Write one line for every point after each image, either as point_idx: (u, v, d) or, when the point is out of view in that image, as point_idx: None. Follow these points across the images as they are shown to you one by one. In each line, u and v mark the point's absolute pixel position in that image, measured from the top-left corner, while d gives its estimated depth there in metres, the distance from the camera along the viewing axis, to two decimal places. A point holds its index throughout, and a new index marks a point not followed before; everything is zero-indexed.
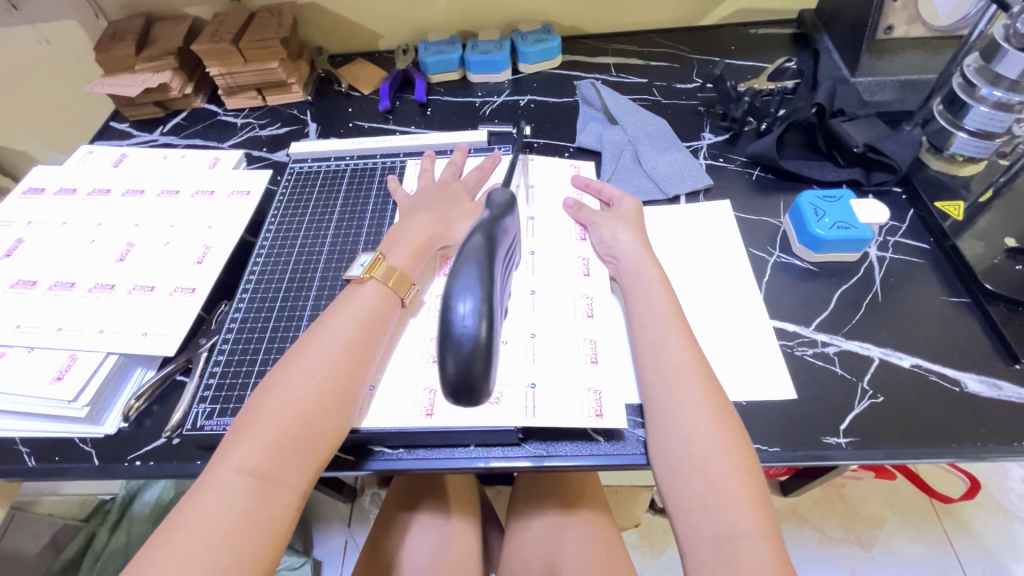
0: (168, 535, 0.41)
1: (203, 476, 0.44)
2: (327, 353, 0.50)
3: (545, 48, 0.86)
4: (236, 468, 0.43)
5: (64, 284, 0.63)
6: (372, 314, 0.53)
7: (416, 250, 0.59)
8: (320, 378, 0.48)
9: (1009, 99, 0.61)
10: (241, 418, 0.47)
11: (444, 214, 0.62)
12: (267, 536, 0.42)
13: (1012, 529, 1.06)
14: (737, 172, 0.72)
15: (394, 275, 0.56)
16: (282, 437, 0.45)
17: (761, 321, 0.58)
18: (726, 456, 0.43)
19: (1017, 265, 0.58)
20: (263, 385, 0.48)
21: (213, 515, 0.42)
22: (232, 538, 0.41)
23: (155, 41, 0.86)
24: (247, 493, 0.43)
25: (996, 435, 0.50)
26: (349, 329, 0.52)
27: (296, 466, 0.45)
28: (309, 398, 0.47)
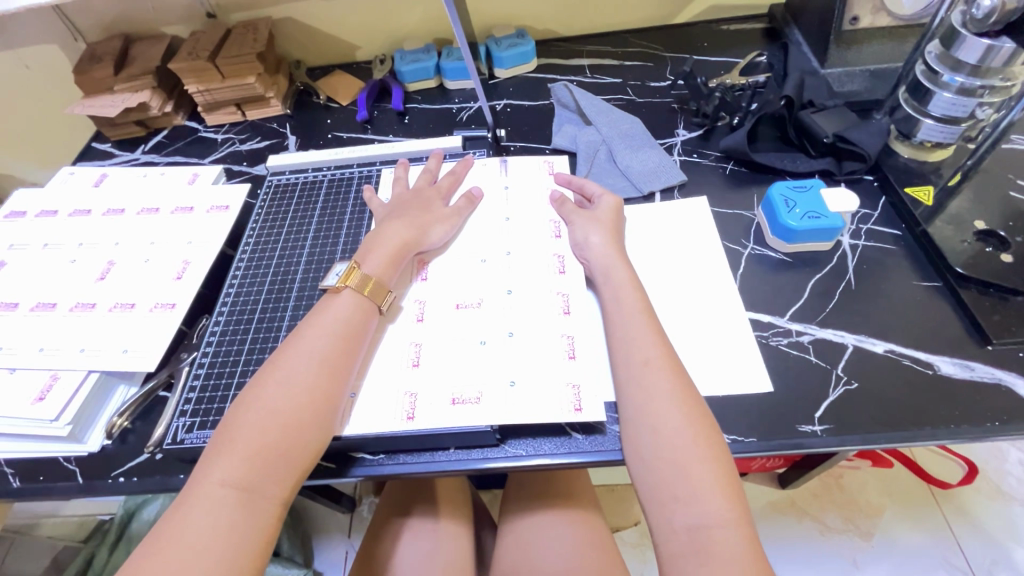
0: (154, 547, 0.41)
1: (186, 488, 0.44)
2: (307, 360, 0.50)
3: (520, 52, 0.86)
4: (220, 480, 0.44)
5: (46, 304, 0.64)
6: (351, 321, 0.54)
7: (392, 255, 0.59)
8: (300, 387, 0.48)
9: (971, 83, 0.62)
10: (222, 429, 0.47)
11: (419, 219, 0.63)
12: (252, 543, 0.42)
13: (1012, 512, 1.05)
14: (712, 167, 0.73)
15: (370, 283, 0.56)
16: (265, 447, 0.45)
17: (736, 313, 0.59)
18: (695, 448, 0.45)
19: (986, 247, 0.59)
20: (244, 393, 0.49)
21: (199, 528, 0.42)
22: (219, 549, 0.41)
23: (134, 61, 0.87)
24: (232, 502, 0.43)
25: (971, 416, 0.50)
26: (329, 337, 0.52)
27: (278, 473, 0.45)
28: (289, 404, 0.47)
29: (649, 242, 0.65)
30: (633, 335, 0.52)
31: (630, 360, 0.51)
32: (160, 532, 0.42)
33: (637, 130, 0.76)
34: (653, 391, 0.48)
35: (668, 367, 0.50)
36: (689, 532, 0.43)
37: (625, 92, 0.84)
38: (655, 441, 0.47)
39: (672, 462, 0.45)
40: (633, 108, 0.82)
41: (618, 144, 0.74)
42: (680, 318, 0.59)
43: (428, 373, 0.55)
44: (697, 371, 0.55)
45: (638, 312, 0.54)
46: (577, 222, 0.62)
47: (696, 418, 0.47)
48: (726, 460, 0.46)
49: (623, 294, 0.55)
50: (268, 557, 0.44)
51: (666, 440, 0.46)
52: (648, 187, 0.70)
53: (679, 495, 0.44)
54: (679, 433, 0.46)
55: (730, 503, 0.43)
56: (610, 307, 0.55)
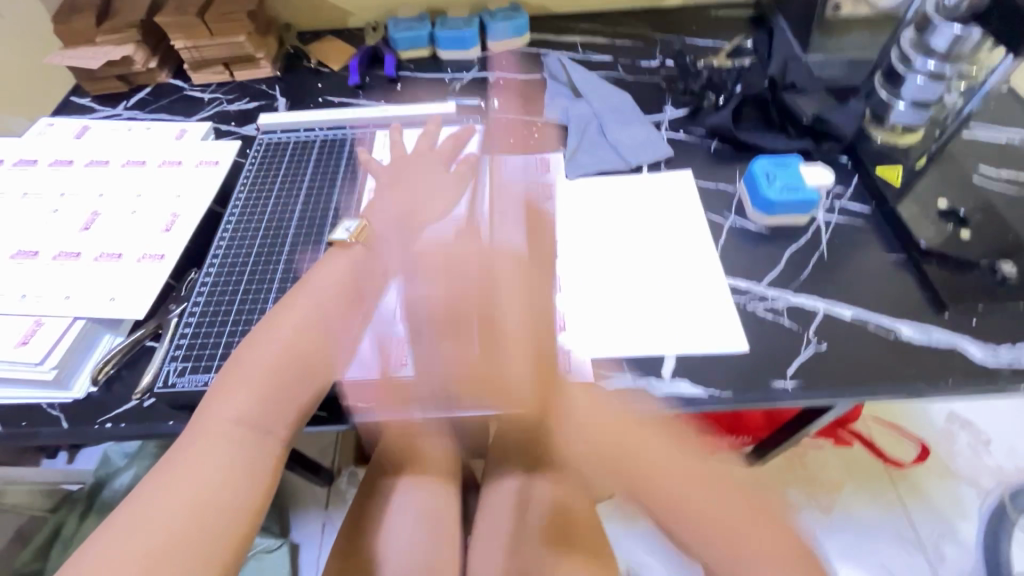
0: (159, 481, 0.41)
1: (192, 428, 0.45)
2: (309, 309, 0.53)
3: (514, 25, 0.87)
4: (230, 417, 0.45)
5: (28, 252, 0.63)
6: (353, 277, 0.58)
7: (394, 219, 0.63)
8: (306, 332, 0.51)
9: (941, 69, 0.66)
10: (226, 371, 0.48)
11: (418, 186, 0.66)
12: (262, 477, 0.44)
13: (958, 489, 1.13)
14: (697, 144, 0.76)
15: (376, 243, 0.61)
16: (273, 387, 0.47)
17: (717, 279, 0.62)
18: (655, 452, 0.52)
19: (948, 224, 0.64)
20: (247, 340, 0.50)
21: (211, 461, 0.43)
22: (227, 483, 0.42)
23: (117, 13, 0.85)
24: (241, 439, 0.44)
25: (928, 376, 0.54)
26: (333, 290, 0.56)
27: (284, 412, 0.47)
28: (293, 349, 0.50)
29: (634, 214, 0.68)
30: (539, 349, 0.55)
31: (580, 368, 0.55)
32: (165, 470, 0.42)
33: (628, 106, 0.78)
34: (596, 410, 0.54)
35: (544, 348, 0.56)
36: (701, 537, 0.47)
37: (616, 69, 0.86)
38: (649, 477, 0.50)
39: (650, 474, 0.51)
40: (623, 85, 0.84)
41: (609, 118, 0.76)
42: (662, 283, 0.61)
43: (422, 321, 0.57)
44: (677, 333, 0.58)
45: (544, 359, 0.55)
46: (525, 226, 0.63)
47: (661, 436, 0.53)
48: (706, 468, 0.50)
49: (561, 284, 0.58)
50: (271, 495, 0.45)
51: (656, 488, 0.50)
52: (637, 160, 0.73)
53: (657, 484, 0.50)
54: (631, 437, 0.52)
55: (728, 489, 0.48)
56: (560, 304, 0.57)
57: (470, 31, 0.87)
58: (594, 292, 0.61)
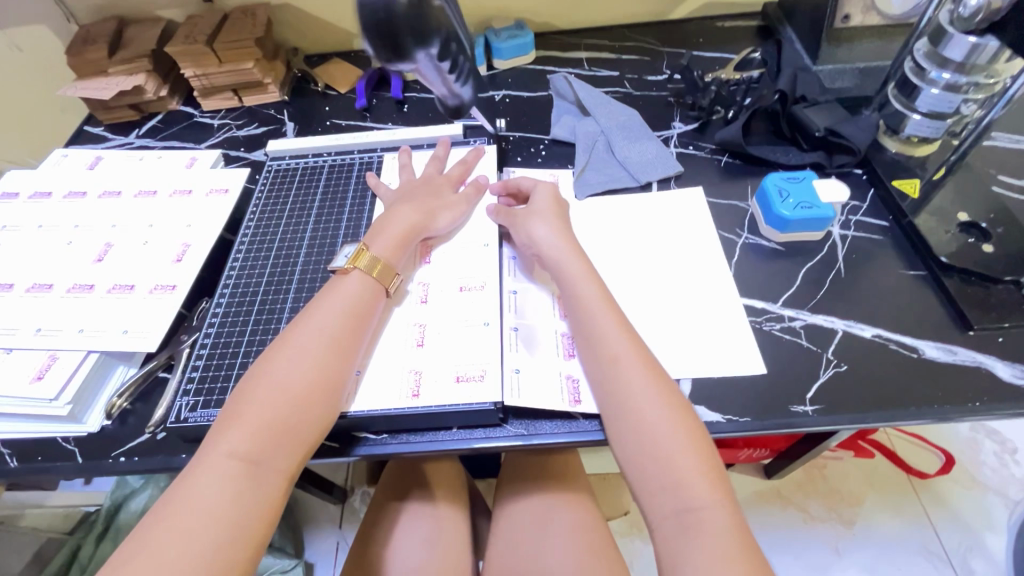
0: (161, 515, 0.42)
1: (191, 463, 0.45)
2: (312, 340, 0.51)
3: (519, 44, 0.87)
4: (227, 454, 0.44)
5: (42, 285, 0.63)
6: (359, 302, 0.54)
7: (399, 239, 0.60)
8: (307, 366, 0.49)
9: (957, 80, 0.65)
10: (228, 405, 0.48)
11: (427, 204, 0.64)
12: (257, 516, 0.43)
13: (986, 501, 1.09)
14: (707, 159, 0.75)
15: (378, 265, 0.57)
16: (272, 423, 0.46)
17: (730, 299, 0.61)
18: (678, 437, 0.47)
19: (969, 238, 0.62)
20: (249, 372, 0.49)
21: (205, 499, 0.42)
22: (224, 519, 0.42)
23: (128, 44, 0.86)
24: (238, 475, 0.43)
25: (953, 397, 0.52)
26: (333, 320, 0.52)
27: (282, 448, 0.46)
28: (294, 383, 0.48)
29: (644, 234, 0.67)
30: (604, 330, 0.52)
31: (601, 354, 0.51)
32: (165, 504, 0.42)
33: (636, 122, 0.78)
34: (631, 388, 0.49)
35: (638, 357, 0.51)
36: (676, 516, 0.44)
37: (623, 85, 0.86)
38: (641, 464, 0.47)
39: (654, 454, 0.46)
40: (630, 100, 0.83)
41: (616, 135, 0.76)
42: (676, 305, 0.60)
43: (434, 351, 0.56)
44: (693, 356, 0.56)
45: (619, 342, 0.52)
46: (520, 221, 0.63)
47: (678, 413, 0.48)
48: (707, 443, 0.47)
49: (582, 286, 0.56)
50: (271, 530, 0.44)
51: (654, 446, 0.47)
52: (646, 178, 0.72)
53: (665, 482, 0.45)
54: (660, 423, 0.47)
55: (715, 485, 0.45)
56: (570, 302, 0.55)
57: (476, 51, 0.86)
58: None
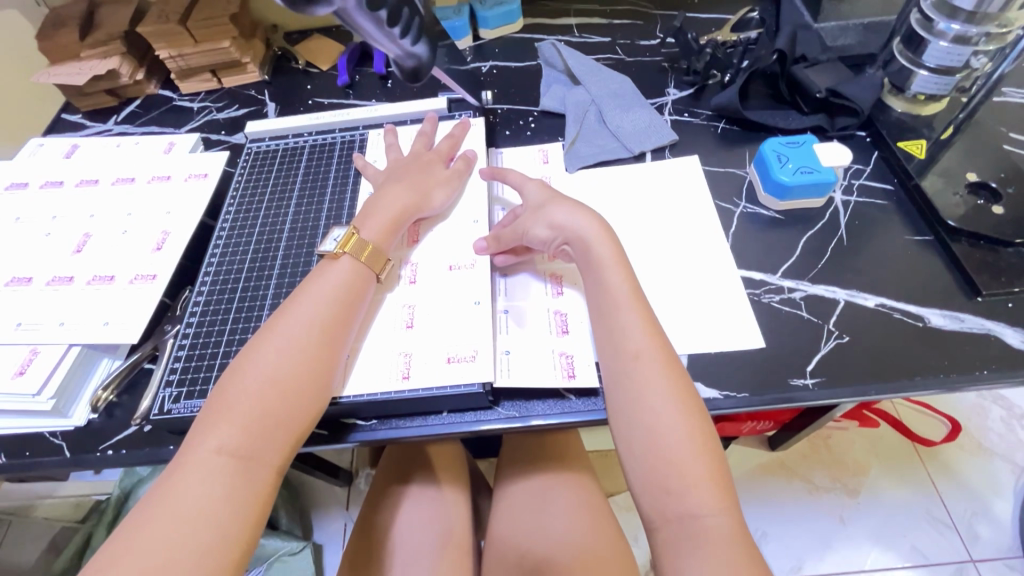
0: (144, 511, 0.41)
1: (178, 457, 0.43)
2: (301, 332, 0.49)
3: (505, 11, 0.83)
4: (214, 449, 0.43)
5: (21, 279, 0.62)
6: (348, 289, 0.52)
7: (390, 222, 0.58)
8: (297, 358, 0.47)
9: (966, 31, 0.61)
10: (212, 398, 0.46)
11: (419, 183, 0.61)
12: (247, 512, 0.42)
13: (993, 466, 1.08)
14: (703, 126, 0.71)
15: (367, 249, 0.55)
16: (261, 416, 0.45)
17: (728, 271, 0.58)
18: (689, 438, 0.45)
19: (978, 199, 0.59)
20: (235, 363, 0.48)
21: (193, 496, 0.41)
22: (210, 515, 0.41)
23: (100, 26, 0.83)
24: (224, 473, 0.42)
25: (960, 366, 0.51)
26: (323, 308, 0.50)
27: (270, 443, 0.45)
28: (282, 375, 0.46)
29: (636, 208, 0.64)
30: (623, 324, 0.49)
31: (622, 350, 0.48)
32: (152, 499, 0.41)
33: (628, 90, 0.74)
34: (646, 383, 0.47)
35: (659, 356, 0.48)
36: (681, 520, 0.43)
37: (615, 51, 0.82)
38: (649, 464, 0.45)
39: (665, 455, 0.44)
40: (623, 67, 0.80)
41: (608, 103, 0.72)
42: (671, 278, 0.58)
43: (422, 332, 0.54)
44: (689, 331, 0.55)
45: (641, 337, 0.49)
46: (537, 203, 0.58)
47: (692, 412, 0.46)
48: (717, 445, 0.45)
49: (609, 274, 0.52)
50: (261, 527, 0.43)
51: (665, 447, 0.45)
52: (639, 147, 0.69)
53: (672, 486, 0.44)
54: (672, 423, 0.45)
55: (722, 492, 0.43)
56: (593, 295, 0.52)
57: (461, 20, 0.82)
58: None
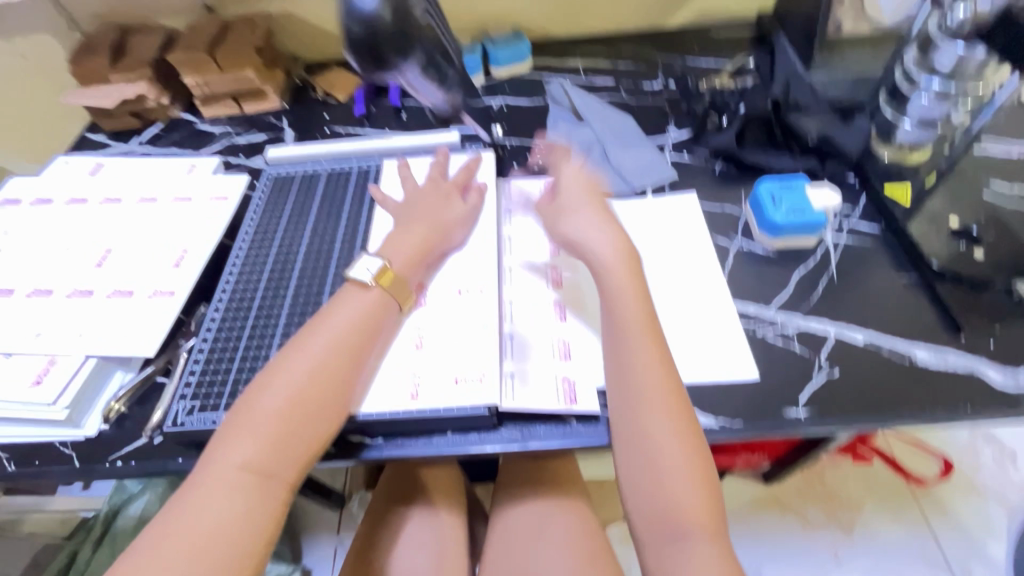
0: (168, 526, 0.42)
1: (201, 470, 0.45)
2: (325, 355, 0.51)
3: (516, 52, 0.88)
4: (237, 465, 0.44)
5: (42, 291, 0.64)
6: (370, 315, 0.55)
7: (414, 254, 0.61)
8: (320, 380, 0.49)
9: (946, 88, 0.66)
10: (235, 413, 0.48)
11: (438, 218, 0.64)
12: (265, 529, 0.44)
13: (986, 506, 1.09)
14: (702, 165, 0.75)
15: (390, 278, 0.57)
16: (283, 436, 0.46)
17: (723, 304, 0.61)
18: (688, 472, 0.48)
19: (960, 243, 0.62)
20: (258, 381, 0.49)
21: (215, 511, 0.43)
22: (230, 530, 0.42)
23: (130, 53, 0.88)
24: (246, 490, 0.44)
25: (944, 402, 0.53)
26: (347, 333, 0.53)
27: (290, 462, 0.46)
28: (305, 396, 0.48)
29: (637, 241, 0.67)
30: (631, 358, 0.52)
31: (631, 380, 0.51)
32: (175, 513, 0.43)
33: (630, 129, 0.78)
34: (652, 417, 0.49)
35: (668, 389, 0.50)
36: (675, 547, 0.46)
37: (619, 92, 0.86)
38: (649, 494, 0.48)
39: (664, 487, 0.48)
40: (626, 108, 0.84)
41: (611, 142, 0.76)
42: (669, 309, 0.61)
43: (431, 355, 0.56)
44: (686, 360, 0.57)
45: (648, 372, 0.51)
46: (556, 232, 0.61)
47: (692, 446, 0.48)
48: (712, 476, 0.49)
49: (621, 309, 0.54)
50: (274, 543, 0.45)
51: (665, 479, 0.48)
52: (640, 183, 0.73)
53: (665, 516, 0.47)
54: (674, 457, 0.48)
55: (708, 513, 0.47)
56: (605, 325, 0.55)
57: (473, 58, 0.88)
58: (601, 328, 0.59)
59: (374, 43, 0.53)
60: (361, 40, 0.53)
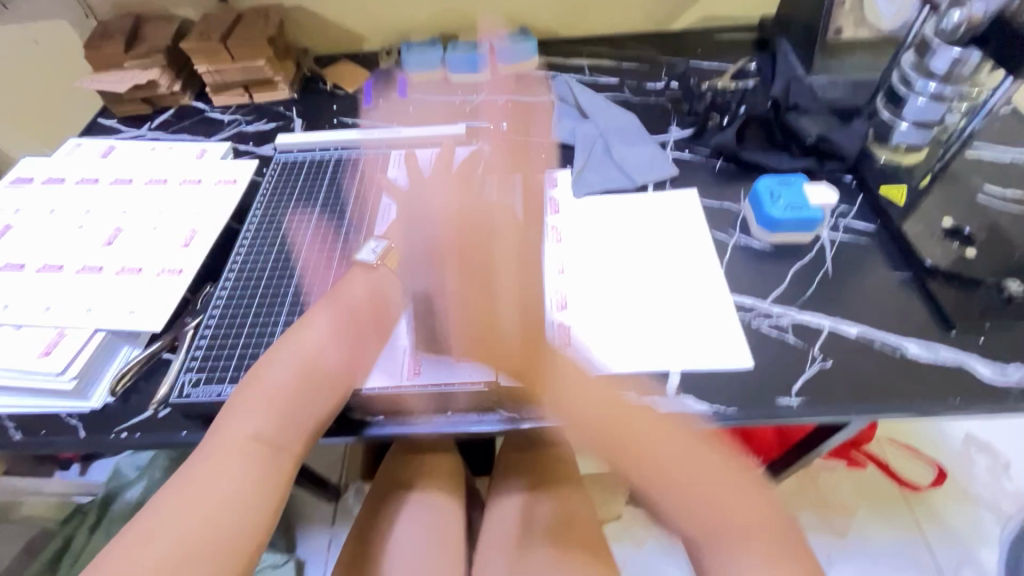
0: (180, 490, 0.44)
1: (212, 438, 0.48)
2: (328, 332, 0.56)
3: (522, 49, 0.90)
4: (249, 430, 0.48)
5: (53, 266, 0.65)
6: (372, 296, 0.60)
7: (415, 241, 0.65)
8: (326, 352, 0.54)
9: (942, 90, 0.67)
10: (245, 384, 0.51)
11: (439, 204, 0.64)
12: (273, 492, 0.46)
13: (978, 513, 1.10)
14: (702, 163, 0.77)
15: (395, 258, 0.63)
16: (291, 401, 0.50)
17: (721, 296, 0.62)
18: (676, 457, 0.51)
19: (954, 242, 0.64)
20: (268, 354, 0.53)
21: (224, 476, 0.45)
22: (240, 492, 0.44)
23: (145, 40, 0.89)
24: (257, 453, 0.47)
25: (935, 395, 0.54)
26: (350, 312, 0.58)
27: (298, 428, 0.50)
28: (313, 367, 0.53)
29: (637, 234, 0.69)
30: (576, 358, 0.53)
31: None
32: (184, 479, 0.45)
33: (634, 127, 0.80)
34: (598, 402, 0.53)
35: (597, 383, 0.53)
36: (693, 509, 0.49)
37: (622, 91, 0.88)
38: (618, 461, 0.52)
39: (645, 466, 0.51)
40: (629, 106, 0.86)
41: (615, 138, 0.78)
42: (666, 299, 0.62)
43: (434, 334, 0.58)
44: (683, 347, 0.58)
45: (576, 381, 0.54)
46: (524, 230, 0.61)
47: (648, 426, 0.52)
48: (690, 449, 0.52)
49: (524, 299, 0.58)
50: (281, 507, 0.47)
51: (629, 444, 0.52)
52: (642, 179, 0.74)
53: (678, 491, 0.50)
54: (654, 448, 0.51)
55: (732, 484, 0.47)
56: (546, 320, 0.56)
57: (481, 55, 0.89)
58: (602, 316, 0.61)
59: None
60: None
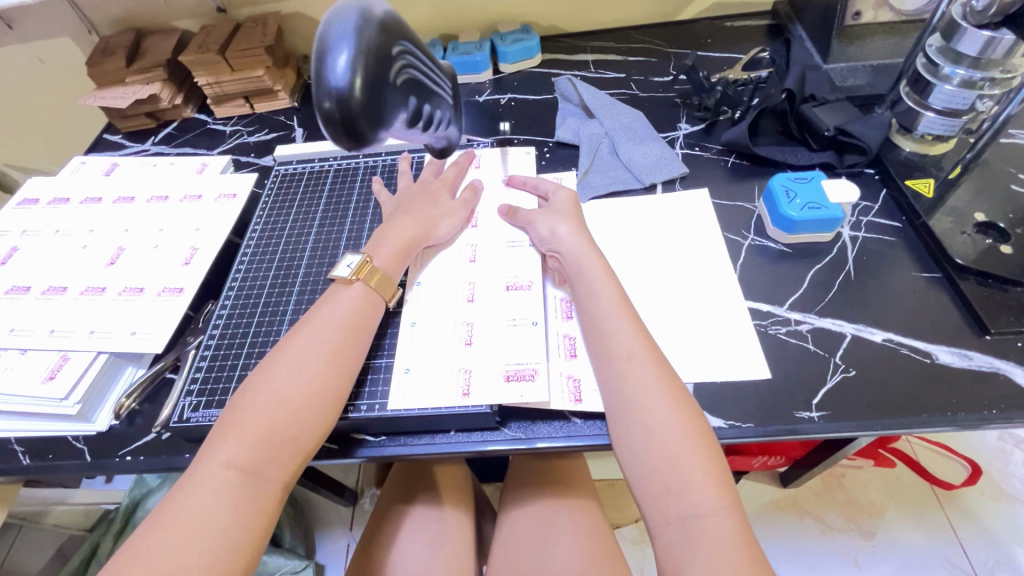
0: (155, 524, 0.42)
1: (191, 470, 0.45)
2: (309, 352, 0.51)
3: (524, 47, 0.87)
4: (224, 462, 0.44)
5: (57, 288, 0.65)
6: (357, 312, 0.55)
7: (401, 248, 0.60)
8: (308, 377, 0.49)
9: (972, 76, 0.63)
10: (226, 414, 0.48)
11: (426, 214, 0.64)
12: (253, 527, 0.43)
13: (1015, 513, 1.04)
14: (714, 160, 0.73)
15: (378, 275, 0.57)
16: (269, 431, 0.46)
17: (736, 302, 0.59)
18: (684, 439, 0.45)
19: (986, 238, 0.60)
20: (248, 382, 0.49)
21: (200, 510, 0.42)
22: (216, 527, 0.42)
23: (145, 54, 0.89)
24: (234, 487, 0.43)
25: (968, 404, 0.50)
26: (333, 328, 0.53)
27: (279, 459, 0.46)
28: (293, 393, 0.48)
29: (645, 239, 0.66)
30: (617, 328, 0.52)
31: (615, 355, 0.50)
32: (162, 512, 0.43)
33: (641, 124, 0.77)
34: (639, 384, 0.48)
35: (651, 359, 0.49)
36: (683, 522, 0.43)
37: (629, 86, 0.85)
38: (650, 467, 0.45)
39: (663, 458, 0.45)
40: (636, 102, 0.82)
41: (621, 136, 0.75)
42: (676, 307, 0.59)
43: (431, 350, 0.57)
44: (696, 359, 0.55)
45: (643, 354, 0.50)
46: (538, 220, 0.63)
47: (685, 412, 0.47)
48: (714, 448, 0.46)
49: (599, 285, 0.55)
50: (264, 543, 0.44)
51: (660, 441, 0.45)
52: (650, 179, 0.71)
53: (671, 487, 0.44)
54: (666, 426, 0.46)
55: (720, 492, 0.44)
56: (583, 300, 0.55)
57: (481, 55, 0.87)
58: None
59: (348, 118, 0.42)
60: (334, 118, 0.42)
